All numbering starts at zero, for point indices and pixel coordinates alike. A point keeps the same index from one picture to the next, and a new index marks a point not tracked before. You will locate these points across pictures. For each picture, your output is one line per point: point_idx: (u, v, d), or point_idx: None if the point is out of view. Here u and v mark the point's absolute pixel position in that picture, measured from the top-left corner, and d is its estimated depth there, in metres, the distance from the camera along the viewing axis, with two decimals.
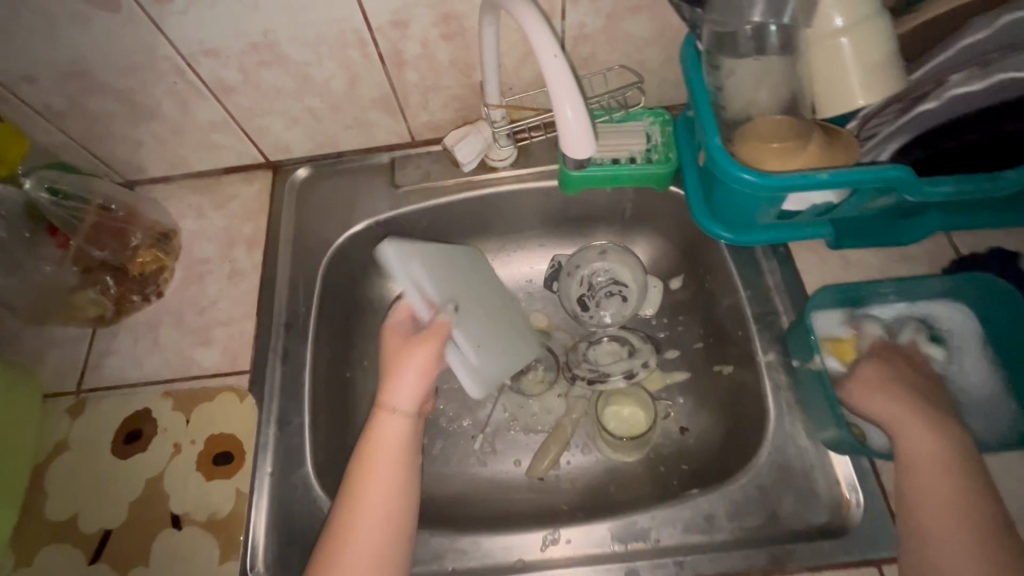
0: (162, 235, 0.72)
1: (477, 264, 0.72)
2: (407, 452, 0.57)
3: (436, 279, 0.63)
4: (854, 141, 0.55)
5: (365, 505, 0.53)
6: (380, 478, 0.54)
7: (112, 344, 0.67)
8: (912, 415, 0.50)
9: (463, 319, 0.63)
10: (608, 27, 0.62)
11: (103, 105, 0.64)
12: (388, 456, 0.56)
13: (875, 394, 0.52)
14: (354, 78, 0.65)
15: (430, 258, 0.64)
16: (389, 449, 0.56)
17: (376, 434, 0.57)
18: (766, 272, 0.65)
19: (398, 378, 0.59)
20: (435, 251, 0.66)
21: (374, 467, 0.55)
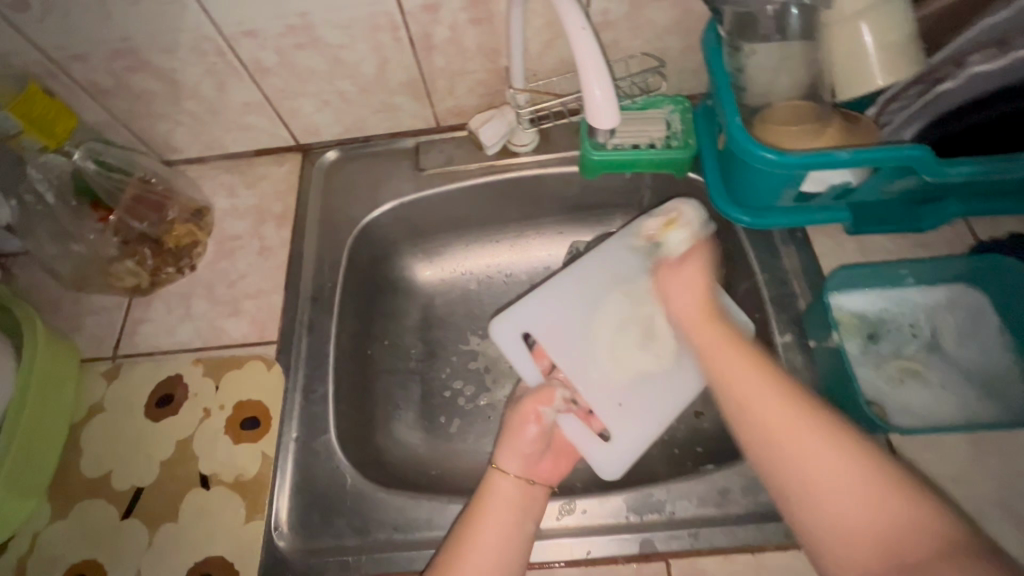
0: (197, 211, 0.75)
1: (630, 287, 0.72)
2: (521, 504, 0.56)
3: (554, 338, 0.69)
4: (871, 124, 0.56)
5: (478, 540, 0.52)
6: (489, 536, 0.52)
7: (146, 312, 0.70)
8: (734, 349, 0.51)
9: (590, 397, 0.67)
10: (631, 14, 0.64)
11: (146, 84, 0.68)
12: (502, 511, 0.54)
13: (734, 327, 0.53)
14: (384, 62, 0.67)
15: (556, 314, 0.71)
16: (501, 510, 0.54)
17: (493, 495, 0.56)
18: (783, 256, 0.66)
19: (507, 442, 0.60)
20: (565, 304, 0.71)
21: (485, 522, 0.53)
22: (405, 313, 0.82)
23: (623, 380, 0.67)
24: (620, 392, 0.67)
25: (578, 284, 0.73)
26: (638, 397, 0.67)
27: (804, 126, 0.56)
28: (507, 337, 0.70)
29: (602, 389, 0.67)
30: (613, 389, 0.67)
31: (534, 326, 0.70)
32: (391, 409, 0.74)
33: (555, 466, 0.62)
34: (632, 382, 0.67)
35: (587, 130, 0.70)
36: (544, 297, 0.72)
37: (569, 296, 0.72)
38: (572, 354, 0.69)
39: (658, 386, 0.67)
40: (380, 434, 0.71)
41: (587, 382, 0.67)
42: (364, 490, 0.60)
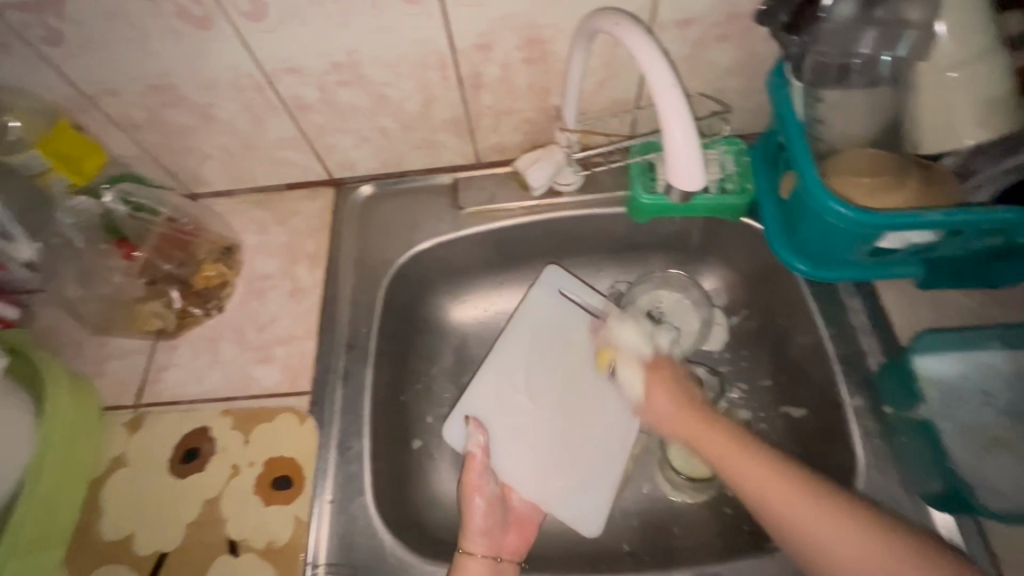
0: (226, 248, 0.72)
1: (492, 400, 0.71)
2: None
3: (558, 319, 0.75)
4: (948, 173, 0.50)
5: None
6: None
7: (171, 358, 0.66)
8: (697, 423, 0.59)
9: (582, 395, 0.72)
10: (691, 55, 0.61)
11: (180, 118, 0.65)
12: None
13: (657, 391, 0.63)
14: (429, 99, 0.64)
15: (498, 387, 0.71)
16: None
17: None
18: (849, 310, 0.62)
19: (473, 520, 0.60)
20: (484, 409, 0.70)
21: None
22: (437, 355, 0.78)
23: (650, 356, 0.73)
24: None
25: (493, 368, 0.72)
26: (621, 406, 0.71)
27: (884, 178, 0.52)
28: (556, 306, 0.75)
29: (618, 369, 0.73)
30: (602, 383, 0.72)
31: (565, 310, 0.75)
32: (424, 459, 0.71)
33: (521, 537, 0.63)
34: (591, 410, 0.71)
35: (638, 174, 0.67)
36: (503, 355, 0.73)
37: (495, 415, 0.70)
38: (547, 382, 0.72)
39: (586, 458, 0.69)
40: (415, 488, 0.67)
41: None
42: (405, 560, 0.56)
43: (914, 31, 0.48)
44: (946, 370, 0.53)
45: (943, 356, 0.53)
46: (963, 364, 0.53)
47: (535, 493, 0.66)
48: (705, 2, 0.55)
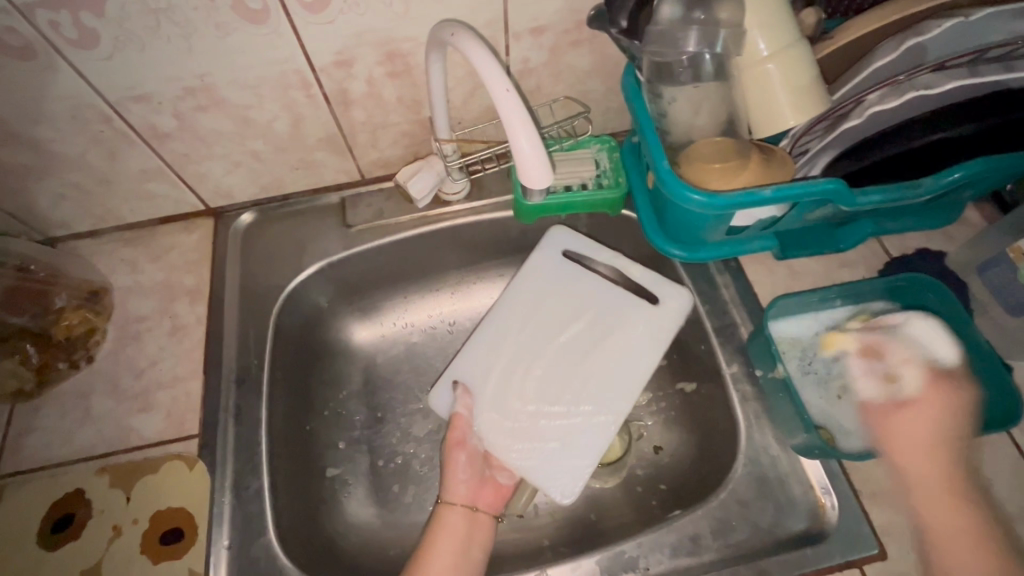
0: (92, 293, 0.66)
1: (492, 355, 0.69)
2: (481, 532, 0.60)
3: (562, 281, 0.72)
4: (787, 156, 0.58)
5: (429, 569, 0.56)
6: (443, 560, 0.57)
7: (34, 420, 0.60)
8: (933, 449, 0.51)
9: (574, 364, 0.68)
10: (550, 61, 0.64)
11: (17, 157, 0.59)
12: (450, 546, 0.58)
13: (911, 421, 0.52)
14: (298, 119, 0.63)
15: (488, 352, 0.69)
16: (449, 543, 0.58)
17: (441, 528, 0.59)
18: (721, 286, 0.68)
19: (454, 474, 0.63)
20: (470, 374, 0.68)
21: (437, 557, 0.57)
22: (344, 378, 0.76)
23: (657, 320, 0.68)
24: (656, 326, 0.68)
25: (491, 327, 0.71)
26: (622, 372, 0.67)
27: (727, 162, 0.57)
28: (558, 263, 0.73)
29: (620, 335, 0.68)
30: (606, 345, 0.68)
31: (570, 268, 0.73)
32: (338, 487, 0.69)
33: (497, 494, 0.64)
34: (595, 374, 0.67)
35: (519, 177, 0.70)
36: (499, 316, 0.71)
37: (485, 377, 0.68)
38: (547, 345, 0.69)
39: (582, 425, 0.65)
40: (328, 517, 0.65)
41: (627, 309, 0.70)
42: None
43: (726, 30, 0.52)
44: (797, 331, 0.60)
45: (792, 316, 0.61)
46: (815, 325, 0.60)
47: (516, 456, 0.64)
48: (552, 11, 0.58)
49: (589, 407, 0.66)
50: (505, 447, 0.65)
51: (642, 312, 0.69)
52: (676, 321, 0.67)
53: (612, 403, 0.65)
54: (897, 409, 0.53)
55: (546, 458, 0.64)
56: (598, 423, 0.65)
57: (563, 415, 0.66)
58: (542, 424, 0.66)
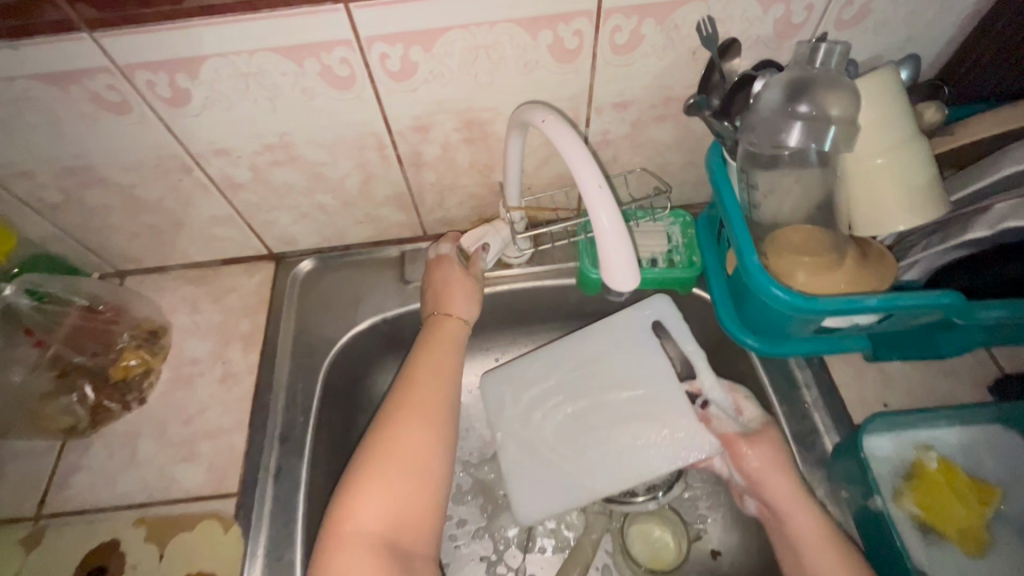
0: (151, 332, 0.66)
1: (552, 366, 0.69)
2: (443, 383, 0.58)
3: (623, 344, 0.68)
4: (884, 249, 0.53)
5: (409, 422, 0.53)
6: (430, 396, 0.56)
7: (82, 459, 0.60)
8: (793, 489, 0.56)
9: (605, 423, 0.65)
10: (631, 134, 0.61)
11: (100, 198, 0.61)
12: (435, 380, 0.57)
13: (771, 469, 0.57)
14: (369, 177, 0.63)
15: (544, 370, 0.69)
16: (419, 395, 0.56)
17: (436, 337, 0.62)
18: (801, 385, 0.62)
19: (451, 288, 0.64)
20: (518, 387, 0.69)
21: (421, 394, 0.56)
22: None
23: (690, 440, 0.62)
24: (686, 447, 0.62)
25: (565, 346, 0.70)
26: (633, 458, 0.62)
27: (823, 257, 0.51)
28: (640, 331, 0.68)
29: (649, 433, 0.63)
30: (638, 429, 0.64)
31: (646, 342, 0.68)
32: None
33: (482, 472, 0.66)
34: (610, 445, 0.64)
35: (585, 248, 0.67)
36: (575, 339, 0.70)
37: (539, 387, 0.68)
38: (599, 386, 0.67)
39: (569, 476, 0.63)
40: None
41: (677, 408, 0.64)
42: None
43: (834, 126, 0.47)
44: (885, 450, 0.54)
45: (890, 436, 0.54)
46: (908, 448, 0.54)
47: (514, 458, 0.66)
48: (639, 87, 0.55)
49: (586, 468, 0.63)
50: (512, 454, 0.66)
51: (685, 426, 0.63)
52: (700, 447, 0.61)
53: (600, 478, 0.62)
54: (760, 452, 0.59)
55: (527, 474, 0.64)
56: (577, 484, 0.63)
57: (565, 459, 0.65)
58: (545, 457, 0.65)
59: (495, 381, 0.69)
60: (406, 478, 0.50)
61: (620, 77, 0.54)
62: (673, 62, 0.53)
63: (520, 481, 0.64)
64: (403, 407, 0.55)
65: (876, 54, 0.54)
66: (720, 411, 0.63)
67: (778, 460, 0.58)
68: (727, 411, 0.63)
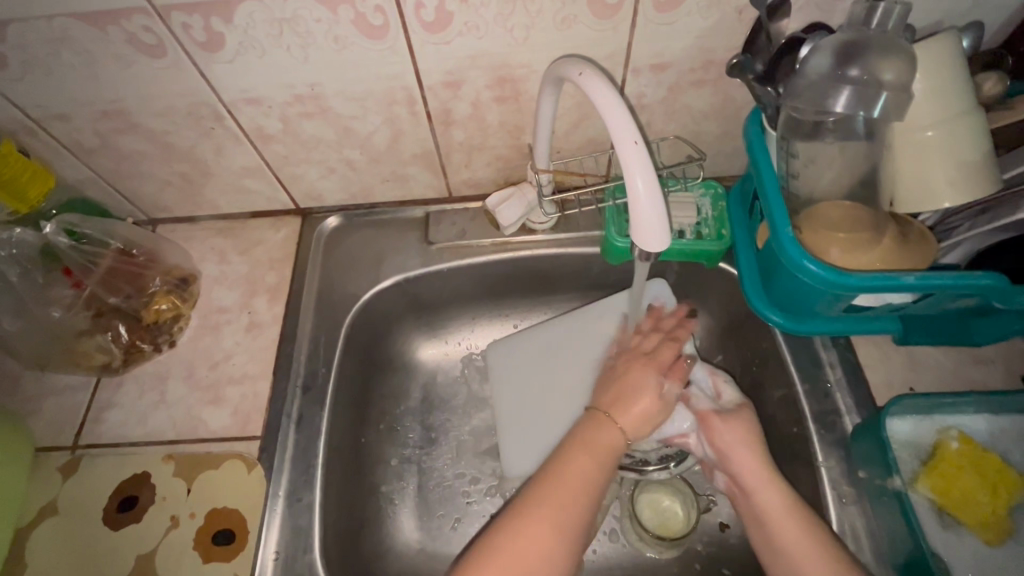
0: (182, 279, 0.68)
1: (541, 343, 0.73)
2: (596, 467, 0.52)
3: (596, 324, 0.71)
4: (926, 231, 0.51)
5: (544, 504, 0.49)
6: (580, 473, 0.52)
7: (115, 396, 0.62)
8: (765, 468, 0.56)
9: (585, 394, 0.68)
10: (667, 99, 0.59)
11: (134, 144, 0.62)
12: (593, 455, 0.53)
13: (737, 443, 0.57)
14: (397, 134, 0.62)
15: (541, 347, 0.73)
16: (586, 458, 0.53)
17: (591, 437, 0.54)
18: (825, 365, 0.61)
19: (631, 390, 0.57)
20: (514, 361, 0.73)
21: (570, 469, 0.52)
22: (404, 394, 0.75)
23: (669, 420, 0.62)
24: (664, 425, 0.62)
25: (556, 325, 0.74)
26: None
27: (858, 234, 0.50)
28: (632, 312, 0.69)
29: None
30: None
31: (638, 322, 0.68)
32: (385, 505, 0.68)
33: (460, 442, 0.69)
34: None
35: (614, 216, 0.66)
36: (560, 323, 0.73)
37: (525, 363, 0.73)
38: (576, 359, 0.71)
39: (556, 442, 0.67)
40: (371, 537, 0.64)
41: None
42: None
43: (887, 92, 0.44)
44: (903, 431, 0.53)
45: (914, 419, 0.53)
46: (931, 431, 0.53)
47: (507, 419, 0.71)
48: (679, 48, 0.53)
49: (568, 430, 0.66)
50: (506, 419, 0.71)
51: (665, 405, 0.63)
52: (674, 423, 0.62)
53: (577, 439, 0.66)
54: (724, 419, 0.59)
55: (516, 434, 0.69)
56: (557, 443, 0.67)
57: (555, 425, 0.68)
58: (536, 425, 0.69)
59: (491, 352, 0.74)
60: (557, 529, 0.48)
61: (660, 36, 0.52)
62: (717, 21, 0.51)
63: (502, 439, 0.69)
64: (547, 489, 0.50)
65: (936, 21, 0.51)
66: (699, 390, 0.63)
67: (748, 438, 0.57)
68: (707, 392, 0.63)
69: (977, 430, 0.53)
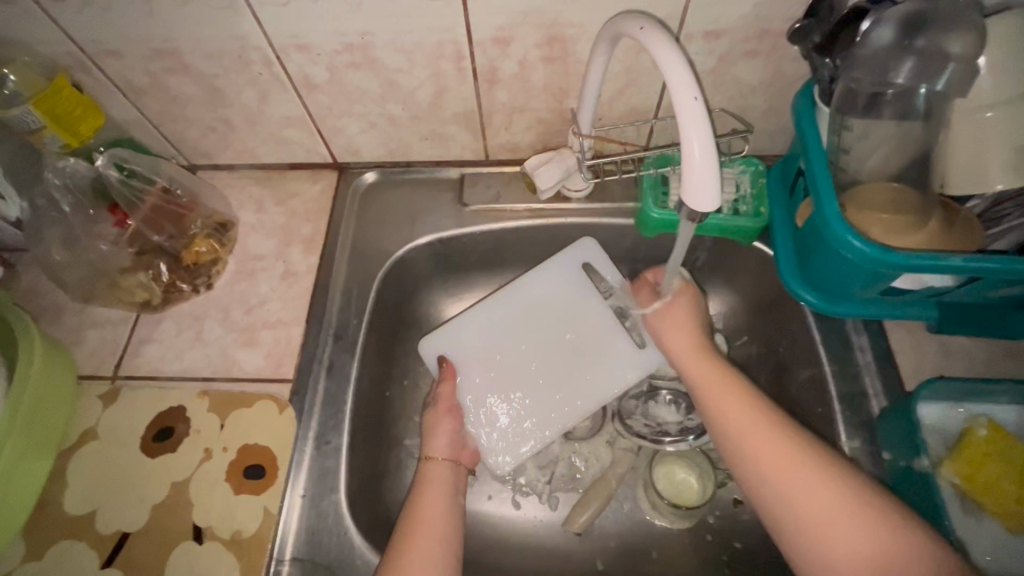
0: (221, 225, 0.69)
1: (497, 322, 0.70)
2: (443, 503, 0.56)
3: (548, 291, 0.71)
4: (973, 219, 0.49)
5: (415, 541, 0.52)
6: (433, 509, 0.56)
7: (154, 332, 0.64)
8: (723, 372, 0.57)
9: (556, 359, 0.69)
10: (716, 69, 0.58)
11: (182, 86, 0.62)
12: (436, 494, 0.57)
13: (675, 326, 0.61)
14: (441, 90, 0.62)
15: (485, 334, 0.70)
16: (438, 493, 0.57)
17: (427, 479, 0.59)
18: (855, 348, 0.61)
19: (436, 425, 0.63)
20: (465, 352, 0.69)
21: (427, 507, 0.56)
22: None
23: (634, 368, 0.68)
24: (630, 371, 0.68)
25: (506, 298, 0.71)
26: (591, 393, 0.67)
27: (906, 216, 0.49)
28: (569, 277, 0.71)
29: (603, 365, 0.68)
30: (591, 358, 0.69)
31: (577, 285, 0.71)
32: (405, 458, 0.69)
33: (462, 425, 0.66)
34: (570, 385, 0.68)
35: (650, 187, 0.65)
36: (513, 295, 0.71)
37: (483, 347, 0.69)
38: (534, 332, 0.70)
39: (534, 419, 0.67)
40: (392, 486, 0.66)
41: (615, 343, 0.69)
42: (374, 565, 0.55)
43: (955, 64, 0.45)
44: (935, 417, 0.53)
45: (948, 406, 0.53)
46: (963, 418, 0.53)
47: (473, 404, 0.67)
48: (736, 15, 0.52)
49: (564, 396, 0.67)
50: (473, 417, 0.66)
51: (624, 356, 0.68)
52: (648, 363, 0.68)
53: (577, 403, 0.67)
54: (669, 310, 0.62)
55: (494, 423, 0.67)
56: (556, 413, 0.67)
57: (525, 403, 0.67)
58: (505, 413, 0.67)
59: (449, 331, 0.70)
60: (442, 546, 0.53)
61: (718, 1, 0.51)
62: None
63: (473, 425, 0.66)
64: (416, 526, 0.53)
65: None
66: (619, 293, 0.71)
67: (687, 323, 0.61)
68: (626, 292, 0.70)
69: (1010, 419, 0.53)
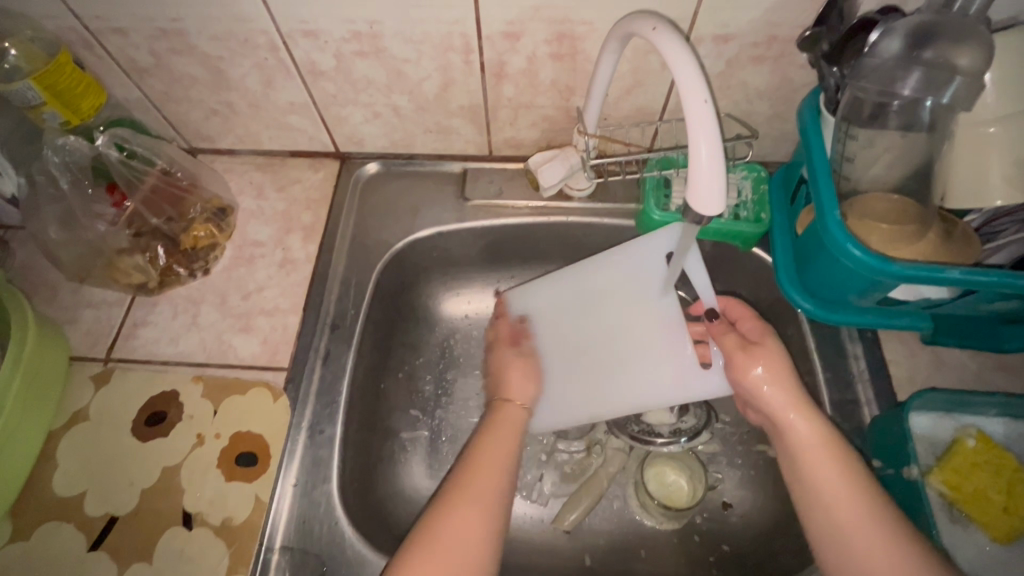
0: (219, 209, 0.69)
1: (568, 288, 0.69)
2: (511, 438, 0.57)
3: (622, 273, 0.65)
4: (971, 232, 0.50)
5: (484, 466, 0.53)
6: (503, 442, 0.56)
7: (149, 314, 0.64)
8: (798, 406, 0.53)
9: (608, 347, 0.65)
10: (724, 73, 0.58)
11: (186, 68, 0.62)
12: (508, 431, 0.58)
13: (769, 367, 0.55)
14: (448, 83, 0.62)
15: (555, 297, 0.69)
16: (507, 433, 0.58)
17: (501, 416, 0.60)
18: (849, 356, 0.61)
19: (517, 373, 0.65)
20: (538, 307, 0.70)
21: (495, 441, 0.56)
22: (425, 346, 0.76)
23: (693, 379, 0.59)
24: (681, 383, 0.60)
25: (578, 272, 0.68)
26: (632, 392, 0.62)
27: (905, 227, 0.50)
28: (647, 262, 0.64)
29: (653, 367, 0.62)
30: (647, 354, 0.62)
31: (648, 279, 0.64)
32: (397, 449, 0.68)
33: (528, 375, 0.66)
34: (615, 377, 0.63)
35: (651, 189, 0.66)
36: (586, 269, 0.68)
37: (549, 311, 0.69)
38: (598, 311, 0.66)
39: (573, 396, 0.65)
40: (386, 477, 0.66)
41: (680, 347, 0.61)
42: (364, 555, 0.54)
43: (961, 78, 0.45)
44: (926, 425, 0.53)
45: (940, 416, 0.54)
46: (953, 427, 0.53)
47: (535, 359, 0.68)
48: (746, 20, 0.52)
49: (604, 387, 0.64)
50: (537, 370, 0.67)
51: (683, 367, 0.60)
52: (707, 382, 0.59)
53: (614, 398, 0.63)
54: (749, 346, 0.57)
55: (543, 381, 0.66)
56: (591, 398, 0.64)
57: (566, 379, 0.66)
58: (551, 382, 0.66)
59: (525, 287, 0.71)
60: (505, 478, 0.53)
61: (727, 6, 0.51)
62: None
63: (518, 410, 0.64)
64: (484, 455, 0.54)
65: (1014, 15, 0.50)
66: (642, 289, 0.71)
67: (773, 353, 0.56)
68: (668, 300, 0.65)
69: (999, 432, 0.53)
